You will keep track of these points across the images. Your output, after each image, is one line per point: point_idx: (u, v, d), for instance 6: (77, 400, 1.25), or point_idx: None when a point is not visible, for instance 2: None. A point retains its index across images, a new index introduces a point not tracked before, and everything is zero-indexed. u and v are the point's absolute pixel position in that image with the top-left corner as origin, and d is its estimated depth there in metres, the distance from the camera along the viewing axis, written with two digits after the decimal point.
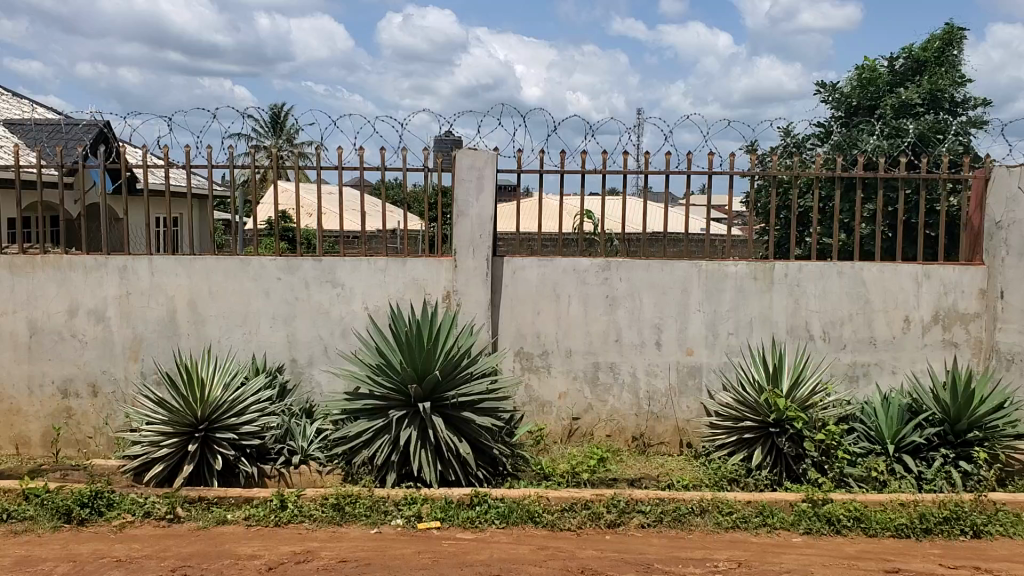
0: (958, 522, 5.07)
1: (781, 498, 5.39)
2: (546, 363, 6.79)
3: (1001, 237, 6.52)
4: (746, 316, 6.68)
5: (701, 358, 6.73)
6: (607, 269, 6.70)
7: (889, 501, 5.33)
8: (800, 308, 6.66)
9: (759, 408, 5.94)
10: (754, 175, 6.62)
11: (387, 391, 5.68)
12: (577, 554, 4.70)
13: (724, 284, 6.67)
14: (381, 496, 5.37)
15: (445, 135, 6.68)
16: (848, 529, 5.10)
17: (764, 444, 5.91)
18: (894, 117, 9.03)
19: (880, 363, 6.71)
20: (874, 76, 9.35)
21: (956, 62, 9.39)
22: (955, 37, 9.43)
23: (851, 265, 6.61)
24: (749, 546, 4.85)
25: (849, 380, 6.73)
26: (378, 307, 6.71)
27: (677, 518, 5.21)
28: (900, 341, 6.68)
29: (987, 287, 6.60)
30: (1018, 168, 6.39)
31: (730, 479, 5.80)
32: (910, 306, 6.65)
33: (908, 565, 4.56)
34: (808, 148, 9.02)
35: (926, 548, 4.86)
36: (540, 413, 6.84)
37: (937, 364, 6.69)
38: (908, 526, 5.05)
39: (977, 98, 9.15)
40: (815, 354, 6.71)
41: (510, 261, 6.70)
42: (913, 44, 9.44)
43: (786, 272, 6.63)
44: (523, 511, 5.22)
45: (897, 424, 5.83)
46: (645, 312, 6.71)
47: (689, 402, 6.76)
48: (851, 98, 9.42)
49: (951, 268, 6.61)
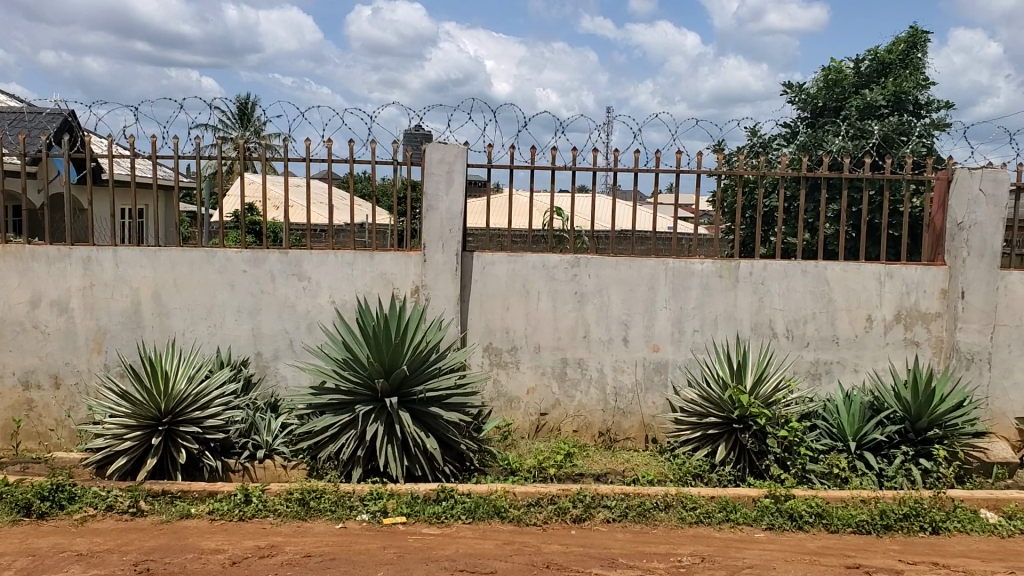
0: (917, 518, 5.15)
1: (744, 494, 5.44)
2: (514, 358, 6.79)
3: (962, 238, 6.61)
4: (712, 312, 6.73)
5: (667, 355, 6.78)
6: (576, 266, 6.72)
7: (850, 498, 5.39)
8: (764, 307, 6.73)
9: (722, 404, 5.97)
10: (721, 175, 6.66)
11: (353, 385, 5.65)
12: (542, 549, 4.72)
13: (691, 282, 6.71)
14: (346, 491, 5.35)
15: (414, 128, 6.62)
16: (810, 524, 5.15)
17: (728, 440, 5.94)
18: (859, 119, 9.12)
19: (842, 361, 6.79)
20: (840, 77, 9.43)
21: (921, 64, 9.53)
22: (919, 40, 9.58)
23: (815, 265, 6.69)
24: (712, 541, 4.89)
25: (811, 377, 6.80)
26: (345, 301, 6.69)
27: (642, 513, 5.24)
28: (862, 339, 6.76)
29: (948, 288, 6.71)
30: (980, 170, 6.54)
31: (694, 475, 5.83)
32: (872, 305, 6.73)
33: (868, 561, 4.61)
34: (774, 148, 9.12)
35: (886, 544, 4.93)
36: (507, 409, 6.84)
37: (898, 363, 6.79)
38: (869, 523, 5.12)
39: (941, 101, 9.26)
40: (779, 352, 6.78)
41: (480, 256, 6.69)
42: (879, 46, 9.56)
43: (751, 271, 6.70)
44: (489, 507, 5.23)
45: (859, 422, 5.93)
46: (613, 308, 6.74)
47: (655, 398, 6.81)
48: (817, 99, 9.51)
49: (912, 269, 6.69)
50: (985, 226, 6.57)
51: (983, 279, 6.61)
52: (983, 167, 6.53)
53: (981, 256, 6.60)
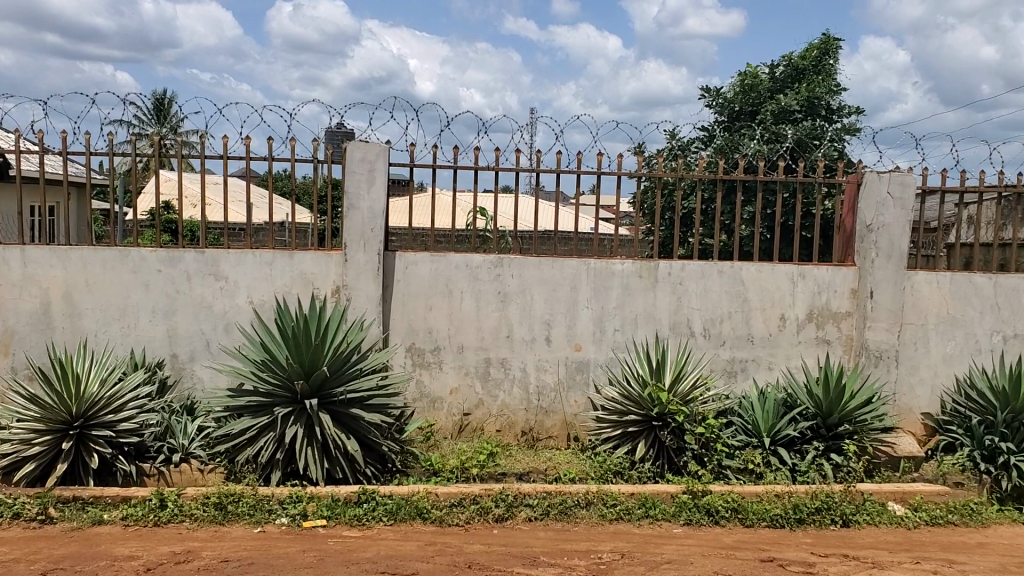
0: (829, 512, 5.31)
1: (663, 490, 5.53)
2: (437, 359, 6.78)
3: (871, 240, 6.82)
4: (632, 312, 6.82)
5: (588, 354, 6.85)
6: (499, 266, 6.73)
7: (764, 493, 5.52)
8: (683, 306, 6.84)
9: (642, 402, 6.03)
10: (641, 176, 6.76)
11: (272, 387, 5.56)
12: (464, 549, 4.72)
13: (612, 282, 6.79)
14: (265, 495, 5.27)
15: (336, 126, 6.55)
16: (726, 519, 5.26)
17: (647, 438, 6.01)
18: (774, 123, 9.34)
19: (757, 359, 6.94)
20: (756, 82, 9.64)
21: (832, 70, 9.81)
22: (831, 47, 9.86)
23: (731, 265, 6.83)
24: (632, 538, 4.96)
25: (728, 375, 6.94)
26: (264, 301, 6.59)
27: (563, 511, 5.28)
28: (776, 338, 6.93)
29: (857, 288, 6.92)
30: (887, 174, 6.76)
31: (615, 472, 5.89)
32: (786, 305, 6.90)
33: (782, 554, 4.73)
34: (692, 150, 9.27)
35: (799, 537, 5.06)
36: (430, 410, 6.82)
37: (810, 360, 6.98)
38: (782, 517, 5.25)
39: (852, 106, 9.54)
40: (697, 350, 6.90)
41: (402, 256, 6.66)
42: (793, 52, 9.80)
43: (670, 271, 6.80)
44: (411, 508, 5.21)
45: (773, 418, 6.10)
46: (536, 308, 6.78)
47: (577, 397, 6.87)
48: (734, 104, 9.68)
49: (823, 269, 6.88)
50: (892, 228, 6.79)
51: (891, 279, 6.83)
52: (890, 171, 6.75)
53: (888, 257, 6.82)
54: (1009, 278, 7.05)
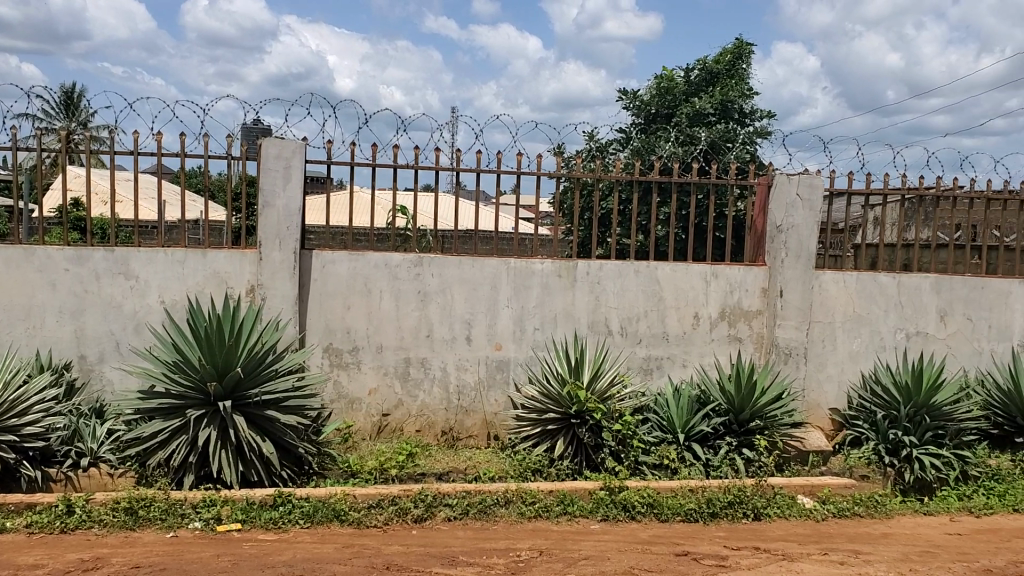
0: (741, 506, 5.44)
1: (580, 487, 5.58)
2: (355, 359, 6.72)
3: (781, 240, 7.00)
4: (551, 311, 6.88)
5: (508, 353, 6.88)
6: (418, 265, 6.71)
7: (679, 488, 5.62)
8: (601, 305, 6.92)
9: (561, 400, 6.08)
10: (560, 177, 6.82)
11: (185, 389, 5.45)
12: (382, 550, 4.70)
13: (531, 281, 6.83)
14: (178, 499, 5.15)
15: (252, 123, 6.47)
16: (642, 514, 5.35)
17: (565, 435, 6.06)
18: (689, 125, 9.51)
19: (673, 357, 7.06)
20: (672, 85, 9.80)
21: (744, 75, 10.05)
22: (744, 51, 10.10)
23: (647, 264, 6.93)
24: (550, 535, 5.00)
25: (644, 372, 7.04)
26: (176, 301, 6.45)
27: (483, 510, 5.30)
28: (691, 336, 7.06)
29: (768, 287, 7.10)
30: (796, 176, 6.95)
31: (534, 470, 5.94)
32: (700, 303, 7.04)
33: (696, 548, 4.83)
34: (610, 152, 9.38)
35: (712, 531, 5.17)
36: (348, 411, 6.75)
37: (723, 358, 7.13)
38: (696, 511, 5.36)
39: (763, 111, 9.80)
40: (614, 349, 6.98)
41: (319, 255, 6.59)
42: (707, 57, 10.01)
43: (588, 271, 6.88)
44: (328, 510, 5.16)
45: (687, 415, 6.22)
46: (455, 307, 6.77)
47: (497, 396, 6.90)
48: (650, 106, 9.81)
49: (735, 269, 7.05)
50: (801, 229, 6.98)
51: (800, 279, 7.02)
52: (799, 174, 6.94)
53: (797, 257, 7.01)
54: (911, 277, 7.32)
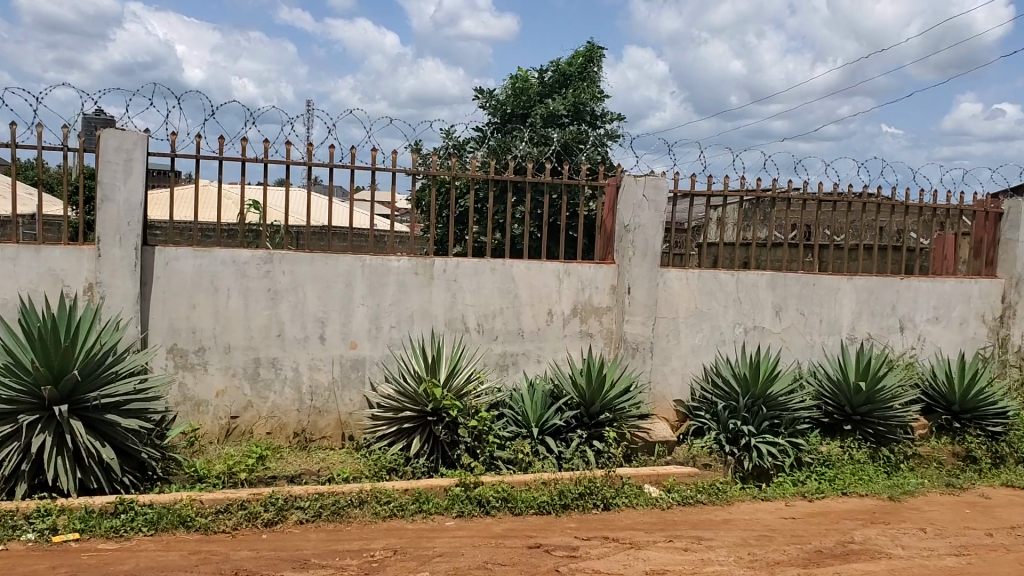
0: (591, 496, 5.59)
1: (435, 484, 5.59)
2: (202, 360, 6.51)
3: (629, 240, 7.21)
4: (408, 309, 6.86)
5: (363, 351, 6.82)
6: (269, 262, 6.57)
7: (532, 481, 5.72)
8: (457, 303, 6.95)
9: (417, 398, 6.06)
10: (416, 174, 6.82)
11: (17, 393, 5.15)
12: (231, 556, 4.58)
13: (387, 278, 6.79)
14: (8, 510, 4.87)
15: (91, 114, 6.21)
16: (496, 509, 5.41)
17: (421, 433, 6.06)
18: (543, 126, 9.67)
19: (527, 353, 7.16)
20: (526, 86, 9.90)
21: (596, 78, 10.30)
22: (595, 55, 10.34)
23: (501, 262, 7.00)
24: (404, 533, 4.99)
25: (500, 369, 7.09)
26: (6, 300, 6.08)
27: (336, 512, 5.24)
28: (544, 332, 7.18)
29: (618, 283, 7.30)
30: (643, 177, 7.16)
31: (390, 469, 5.91)
32: (553, 300, 7.17)
33: (547, 540, 4.92)
34: (467, 150, 9.43)
35: (564, 522, 5.29)
36: (195, 413, 6.54)
37: (575, 353, 7.28)
38: (549, 503, 5.47)
39: (614, 113, 10.07)
40: (470, 345, 7.02)
41: (163, 251, 6.36)
42: (560, 59, 10.19)
43: (444, 268, 6.89)
44: (173, 516, 4.98)
45: (541, 409, 6.32)
46: (308, 305, 6.66)
47: (351, 395, 6.83)
48: (506, 106, 9.91)
49: (587, 267, 7.22)
50: (647, 228, 7.20)
51: (647, 276, 7.26)
52: (646, 175, 7.16)
53: (644, 254, 7.23)
54: (749, 275, 7.69)
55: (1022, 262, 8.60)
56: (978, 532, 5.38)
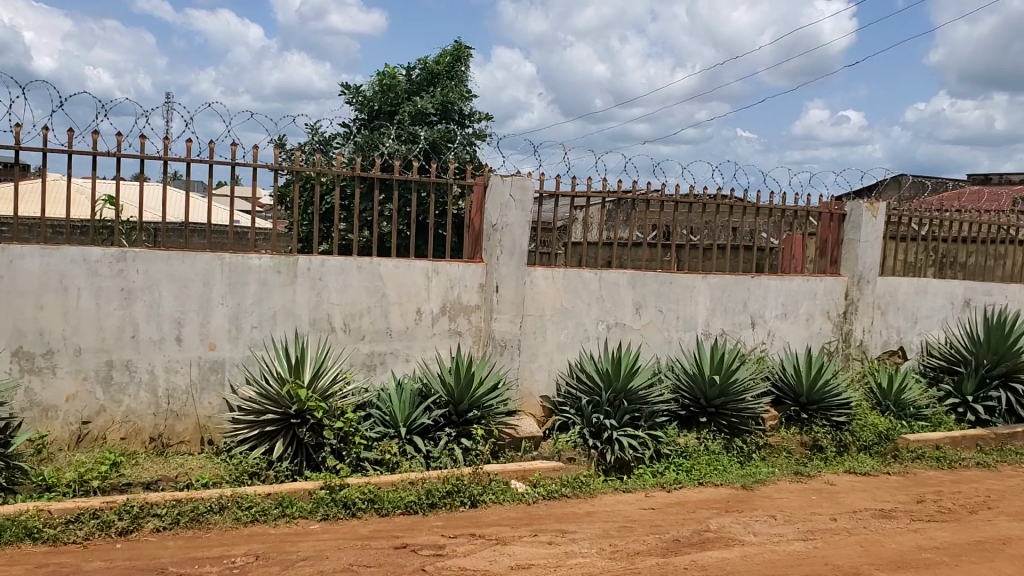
0: (458, 495, 5.61)
1: (300, 487, 5.50)
2: (49, 363, 6.21)
3: (496, 239, 7.27)
4: (271, 309, 6.72)
5: (223, 352, 6.63)
6: (123, 260, 6.31)
7: (399, 481, 5.69)
8: (322, 302, 6.85)
9: (280, 400, 5.96)
10: (279, 170, 6.69)
11: None
12: (81, 568, 4.38)
13: (248, 277, 6.63)
14: None
15: None
16: (363, 510, 5.36)
17: (285, 436, 5.96)
18: (411, 124, 9.63)
19: (395, 352, 7.12)
20: (394, 83, 9.85)
21: (464, 77, 10.33)
22: (463, 54, 10.37)
23: (368, 260, 6.94)
24: (267, 538, 4.89)
25: (367, 369, 7.03)
26: None
27: (195, 518, 5.09)
28: (412, 331, 7.16)
29: (485, 282, 7.35)
30: (510, 177, 7.23)
31: (252, 474, 5.76)
32: (421, 298, 7.16)
33: (414, 540, 4.91)
34: (333, 146, 9.30)
35: (431, 521, 5.29)
36: (43, 420, 6.23)
37: (443, 351, 7.29)
38: (416, 503, 5.46)
39: (482, 113, 10.13)
40: (335, 345, 6.92)
41: (6, 249, 6.03)
42: (428, 57, 10.18)
43: (309, 266, 6.78)
44: (18, 529, 4.73)
45: (408, 408, 6.31)
46: (165, 306, 6.44)
47: (211, 398, 6.63)
48: (373, 103, 9.81)
49: (455, 265, 7.23)
50: (514, 228, 7.28)
51: (515, 275, 7.34)
52: (513, 175, 7.23)
53: (512, 253, 7.30)
54: (610, 274, 7.87)
55: (863, 261, 9.11)
56: (824, 517, 5.67)
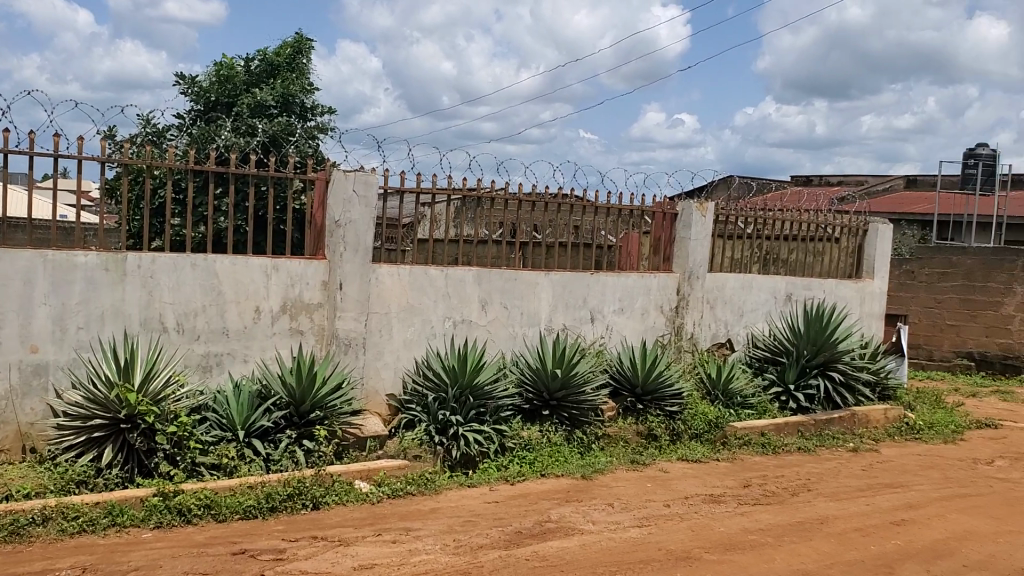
0: (300, 497, 5.50)
1: (131, 495, 5.27)
2: None
3: (339, 235, 7.17)
4: (98, 308, 6.38)
5: (46, 355, 6.23)
6: None
7: (237, 486, 5.53)
8: (154, 301, 6.57)
9: (108, 405, 5.69)
10: (106, 161, 6.37)
11: None
12: None
13: (73, 275, 6.28)
14: None
15: None
16: (199, 517, 5.18)
17: (115, 442, 5.70)
18: (250, 116, 9.39)
19: (232, 352, 6.91)
20: (231, 74, 9.58)
21: (305, 70, 10.14)
22: (304, 46, 10.17)
23: (203, 257, 6.71)
24: (95, 549, 4.65)
25: (203, 370, 6.79)
26: None
27: (15, 532, 4.78)
28: (251, 330, 6.96)
29: (328, 280, 7.23)
30: (352, 173, 7.17)
31: (78, 482, 5.46)
32: (260, 297, 6.97)
33: (253, 545, 4.78)
34: (167, 137, 8.95)
35: (271, 525, 5.17)
36: None
37: (284, 351, 7.13)
38: (255, 507, 5.32)
39: (324, 106, 9.98)
40: (168, 346, 6.65)
41: None
42: (268, 48, 9.93)
43: (139, 263, 6.49)
44: None
45: (247, 410, 6.15)
46: None
47: (33, 404, 6.22)
48: (210, 93, 9.50)
49: (296, 262, 7.08)
50: (357, 224, 7.21)
51: (357, 272, 7.27)
52: (355, 171, 7.17)
53: (355, 249, 7.23)
54: (456, 270, 7.90)
55: (692, 259, 9.52)
56: (658, 504, 5.88)
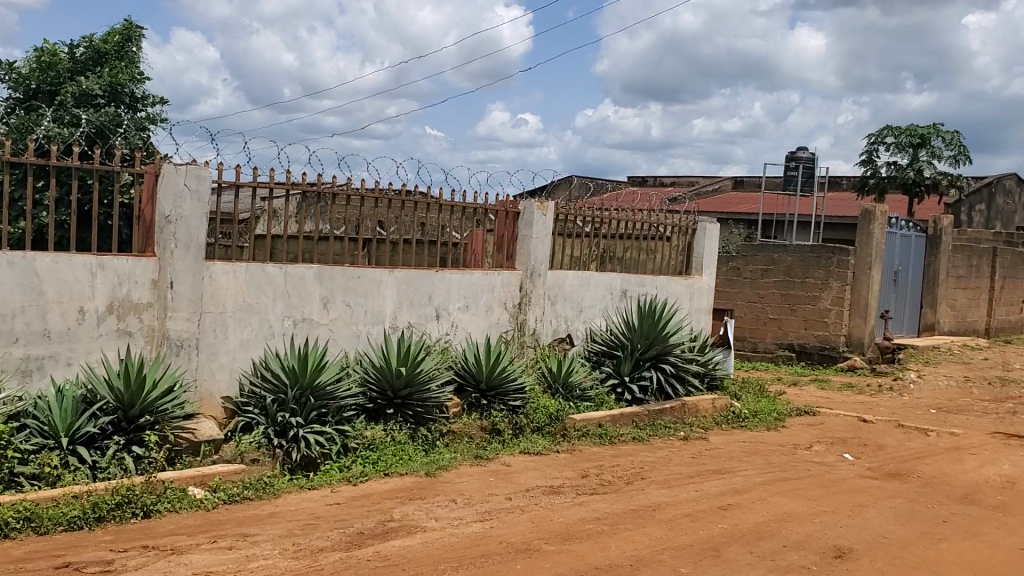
0: (129, 505, 5.27)
1: None
2: None
3: (170, 231, 6.90)
4: None
5: None
6: None
7: (60, 496, 5.24)
8: None
9: None
10: None
11: None
12: None
13: None
14: None
15: None
16: (17, 530, 4.87)
17: None
18: (74, 106, 8.93)
19: (54, 355, 6.46)
20: (54, 61, 9.08)
21: (135, 58, 9.72)
22: (134, 34, 9.75)
23: (21, 255, 6.24)
24: None
25: (22, 374, 6.30)
26: None
27: None
28: (75, 332, 6.55)
29: (158, 279, 6.93)
30: (183, 166, 6.94)
31: None
32: (84, 297, 6.57)
33: (77, 557, 4.54)
34: None
35: (97, 536, 4.93)
36: None
37: (110, 354, 6.76)
38: (80, 518, 5.05)
39: (156, 97, 9.60)
40: None
41: None
42: (94, 34, 9.47)
43: None
44: None
45: (71, 417, 5.81)
46: None
47: None
48: (30, 80, 8.97)
49: (123, 260, 6.74)
50: (189, 219, 6.98)
51: (190, 270, 7.02)
52: (186, 164, 6.95)
53: (187, 247, 6.99)
54: (296, 268, 7.75)
55: (534, 257, 9.69)
56: (500, 498, 5.96)
